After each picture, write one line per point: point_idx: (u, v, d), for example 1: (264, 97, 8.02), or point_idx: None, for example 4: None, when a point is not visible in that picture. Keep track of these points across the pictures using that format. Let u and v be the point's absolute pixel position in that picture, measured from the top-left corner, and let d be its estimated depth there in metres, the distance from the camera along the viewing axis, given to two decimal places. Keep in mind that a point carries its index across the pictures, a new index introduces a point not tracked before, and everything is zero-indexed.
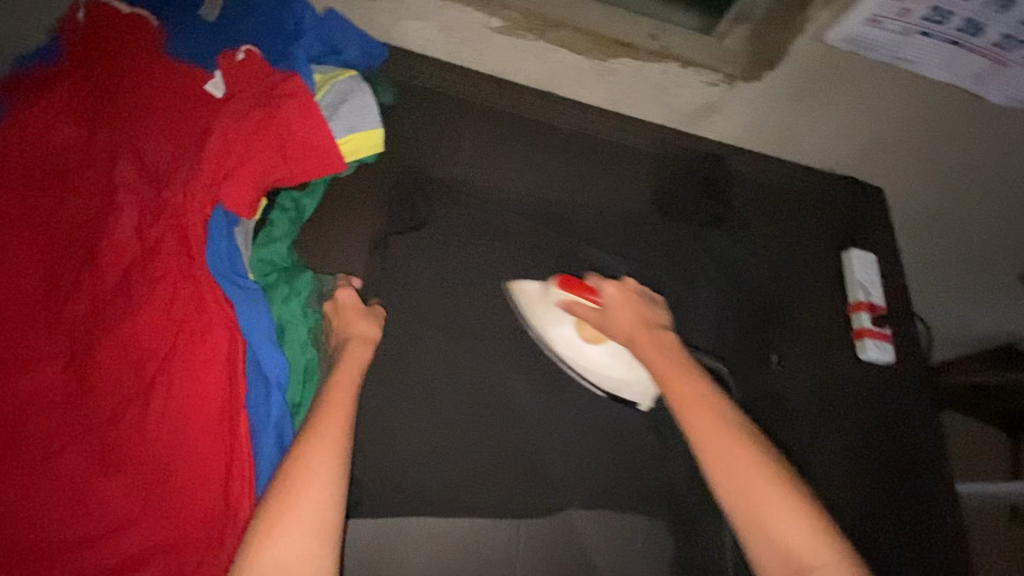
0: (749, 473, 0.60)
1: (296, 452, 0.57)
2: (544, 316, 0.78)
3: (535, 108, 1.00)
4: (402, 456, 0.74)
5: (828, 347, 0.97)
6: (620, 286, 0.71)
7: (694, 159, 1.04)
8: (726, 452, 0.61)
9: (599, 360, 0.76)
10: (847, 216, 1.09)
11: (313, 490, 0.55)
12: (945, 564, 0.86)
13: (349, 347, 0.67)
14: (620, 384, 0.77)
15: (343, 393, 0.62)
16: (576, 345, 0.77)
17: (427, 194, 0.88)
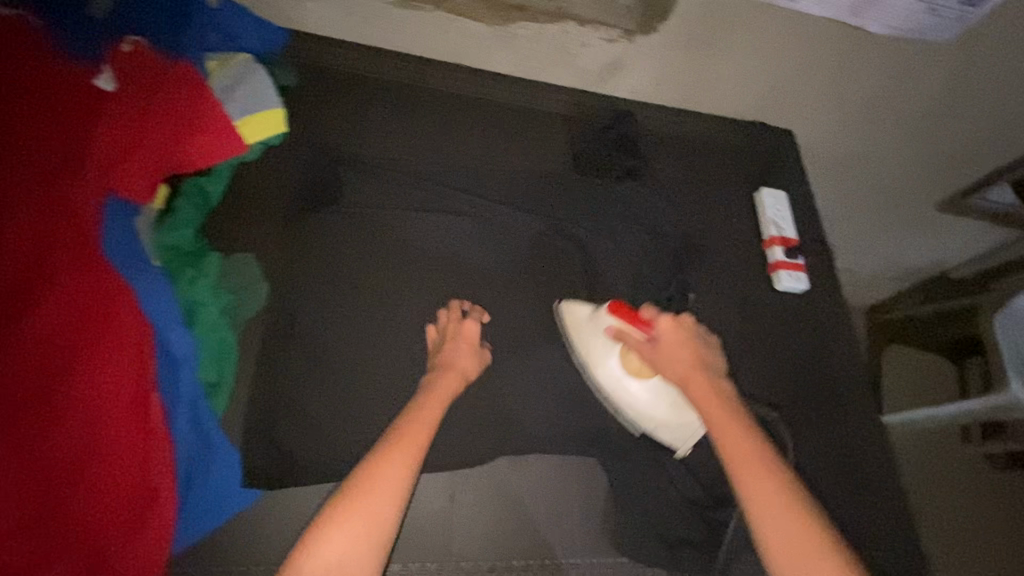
0: (769, 496, 0.67)
1: (369, 467, 0.65)
2: (590, 343, 0.80)
3: (445, 82, 1.01)
4: (333, 426, 0.73)
5: (749, 283, 1.00)
6: (676, 324, 0.79)
7: (606, 116, 1.06)
8: (752, 477, 0.68)
9: (645, 396, 0.78)
10: (758, 157, 1.14)
11: (382, 494, 0.64)
12: (869, 464, 0.93)
13: (440, 377, 0.74)
14: (658, 422, 0.78)
15: (427, 414, 0.70)
16: (623, 378, 0.78)
17: (335, 174, 0.87)
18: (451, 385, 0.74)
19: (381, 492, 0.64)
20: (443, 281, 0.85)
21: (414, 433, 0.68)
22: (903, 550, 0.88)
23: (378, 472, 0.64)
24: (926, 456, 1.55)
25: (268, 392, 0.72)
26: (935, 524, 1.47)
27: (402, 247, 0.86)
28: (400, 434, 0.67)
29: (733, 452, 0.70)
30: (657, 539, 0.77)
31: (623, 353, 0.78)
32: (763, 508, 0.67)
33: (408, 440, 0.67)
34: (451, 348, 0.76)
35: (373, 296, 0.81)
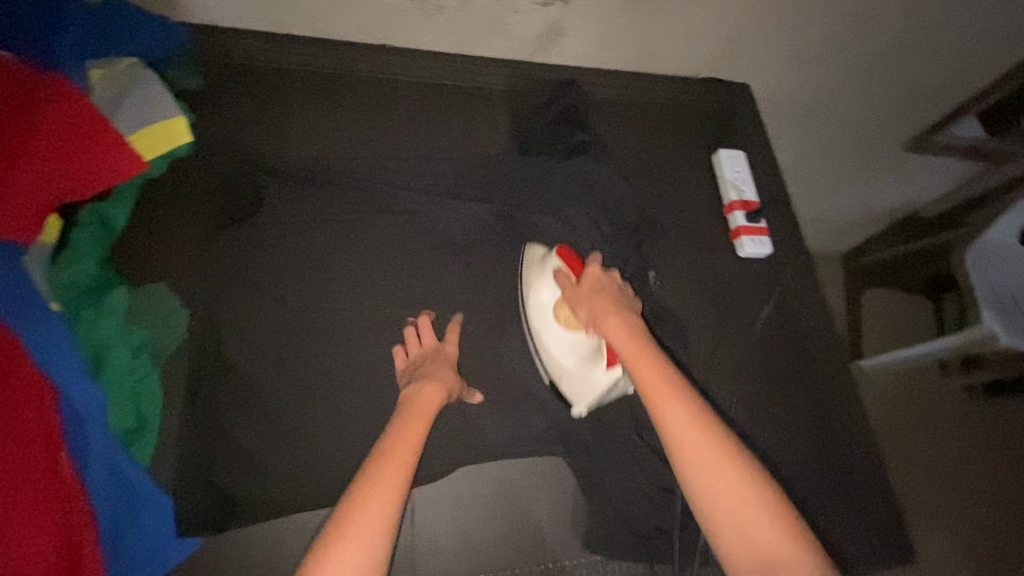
0: (706, 456, 0.60)
1: (357, 493, 0.59)
2: (531, 279, 0.78)
3: (370, 67, 0.93)
4: (280, 454, 0.70)
5: (710, 251, 0.96)
6: (603, 273, 0.73)
7: (548, 88, 0.99)
8: (684, 434, 0.61)
9: (560, 344, 0.75)
10: (715, 115, 1.08)
11: (372, 516, 0.58)
12: (838, 422, 0.92)
13: (426, 387, 0.69)
14: (561, 371, 0.75)
15: (414, 430, 0.65)
16: (548, 318, 0.76)
17: (256, 185, 0.80)
18: (433, 399, 0.69)
19: (365, 520, 0.58)
20: (384, 288, 0.79)
21: (396, 456, 0.62)
22: (872, 500, 0.90)
23: (362, 501, 0.59)
24: (909, 398, 1.55)
25: (203, 427, 0.69)
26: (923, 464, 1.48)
27: (334, 255, 0.79)
28: (382, 458, 0.62)
29: (661, 408, 0.63)
30: (636, 535, 0.74)
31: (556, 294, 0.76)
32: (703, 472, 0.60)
33: (390, 462, 0.62)
34: (431, 366, 0.71)
35: (311, 310, 0.75)
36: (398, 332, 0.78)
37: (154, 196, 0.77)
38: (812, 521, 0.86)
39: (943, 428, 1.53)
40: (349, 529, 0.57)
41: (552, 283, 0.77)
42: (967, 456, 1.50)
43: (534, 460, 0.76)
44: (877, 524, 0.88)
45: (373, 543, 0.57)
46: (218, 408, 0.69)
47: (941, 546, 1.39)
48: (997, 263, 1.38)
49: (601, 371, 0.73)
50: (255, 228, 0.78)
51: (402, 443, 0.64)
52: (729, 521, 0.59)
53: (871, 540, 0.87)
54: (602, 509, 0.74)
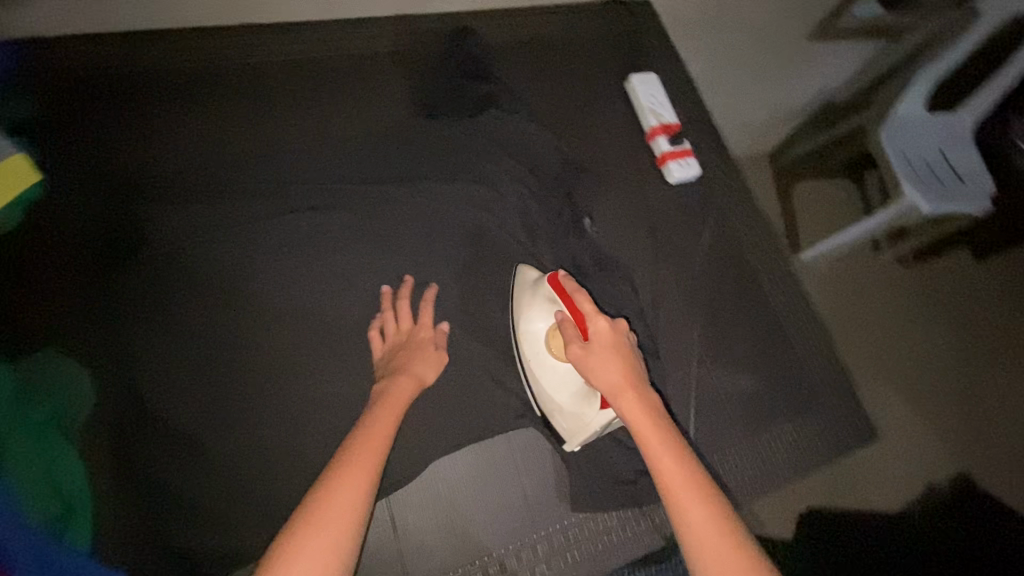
0: (705, 530, 0.52)
1: (325, 482, 0.54)
2: (528, 308, 0.73)
3: (237, 55, 0.83)
4: (238, 493, 0.66)
5: (640, 184, 0.94)
6: (611, 326, 0.65)
7: (440, 43, 0.91)
8: (683, 496, 0.54)
9: (552, 378, 0.70)
10: (621, 39, 1.03)
11: (344, 505, 0.52)
12: (789, 327, 0.95)
13: (400, 378, 0.67)
14: (553, 407, 0.71)
15: (386, 421, 0.62)
16: (541, 351, 0.71)
17: (136, 214, 0.72)
18: (408, 391, 0.66)
19: (338, 505, 0.52)
20: (311, 297, 0.74)
21: (370, 443, 0.58)
22: (831, 393, 0.94)
23: (334, 488, 0.53)
24: (849, 281, 1.63)
25: (141, 490, 0.64)
26: (870, 339, 1.58)
27: (245, 274, 0.73)
28: (355, 445, 0.58)
29: (659, 469, 0.56)
30: (623, 485, 0.74)
31: (552, 331, 0.71)
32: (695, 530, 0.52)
33: (365, 449, 0.58)
34: (408, 356, 0.70)
35: (235, 338, 0.71)
36: (334, 341, 0.73)
37: (19, 249, 0.69)
38: (779, 426, 0.89)
39: (882, 301, 1.62)
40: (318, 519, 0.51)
41: (545, 313, 0.72)
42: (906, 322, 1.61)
43: (504, 435, 0.74)
44: (837, 412, 0.93)
45: (346, 532, 0.51)
46: (154, 464, 0.65)
47: (897, 410, 1.49)
48: (908, 132, 1.45)
49: (594, 412, 0.67)
50: (144, 264, 0.71)
51: (377, 428, 0.60)
52: None
53: (835, 428, 0.92)
54: (585, 467, 0.74)
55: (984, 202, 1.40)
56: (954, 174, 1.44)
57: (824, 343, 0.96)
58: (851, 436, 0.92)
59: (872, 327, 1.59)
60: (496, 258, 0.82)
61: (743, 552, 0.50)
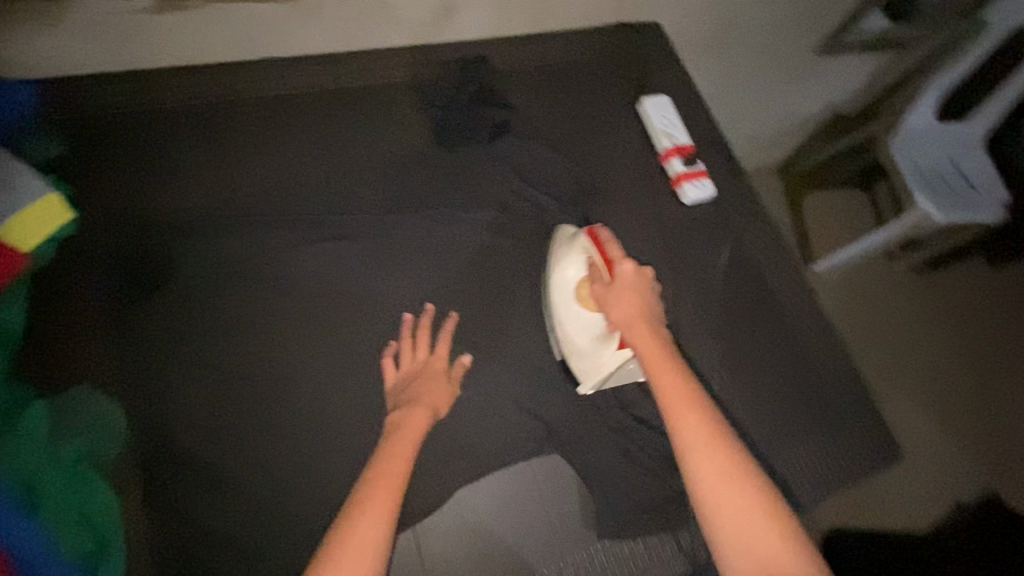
0: (717, 478, 0.58)
1: (347, 515, 0.57)
2: (559, 257, 0.80)
3: (258, 88, 0.85)
4: (266, 525, 0.66)
5: (656, 205, 0.94)
6: (638, 273, 0.75)
7: (455, 71, 0.93)
8: (696, 444, 0.60)
9: (574, 322, 0.76)
10: (632, 61, 1.04)
11: (371, 531, 0.56)
12: (809, 345, 0.95)
13: (411, 413, 0.68)
14: (571, 349, 0.76)
15: (404, 448, 0.65)
16: (568, 297, 0.77)
17: (163, 250, 0.74)
18: (422, 422, 0.68)
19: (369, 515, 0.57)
20: (333, 325, 0.76)
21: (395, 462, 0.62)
22: (855, 412, 0.93)
23: (364, 508, 0.58)
24: (862, 293, 1.63)
25: (172, 525, 0.65)
26: (886, 351, 1.57)
27: (270, 305, 0.75)
28: (377, 471, 0.61)
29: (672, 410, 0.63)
30: (646, 511, 0.74)
31: (583, 277, 0.77)
32: (710, 485, 0.58)
33: (392, 463, 0.62)
34: (422, 386, 0.71)
35: (262, 368, 0.72)
36: (358, 369, 0.74)
37: (50, 286, 0.71)
38: (803, 446, 0.88)
39: (899, 313, 1.61)
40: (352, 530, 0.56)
41: (576, 262, 0.78)
42: (923, 333, 1.60)
43: (528, 463, 0.74)
44: (862, 430, 0.92)
45: (371, 557, 0.55)
46: (184, 499, 0.66)
47: (918, 424, 1.48)
48: (915, 144, 1.47)
49: (611, 351, 0.75)
50: (173, 301, 0.73)
51: (397, 449, 0.64)
52: (738, 538, 0.56)
53: (860, 447, 0.90)
54: (608, 492, 0.74)
55: (996, 212, 1.41)
56: (965, 184, 1.45)
57: (845, 360, 0.96)
58: (877, 455, 0.91)
59: (888, 339, 1.58)
60: (514, 283, 0.83)
61: (752, 501, 0.57)
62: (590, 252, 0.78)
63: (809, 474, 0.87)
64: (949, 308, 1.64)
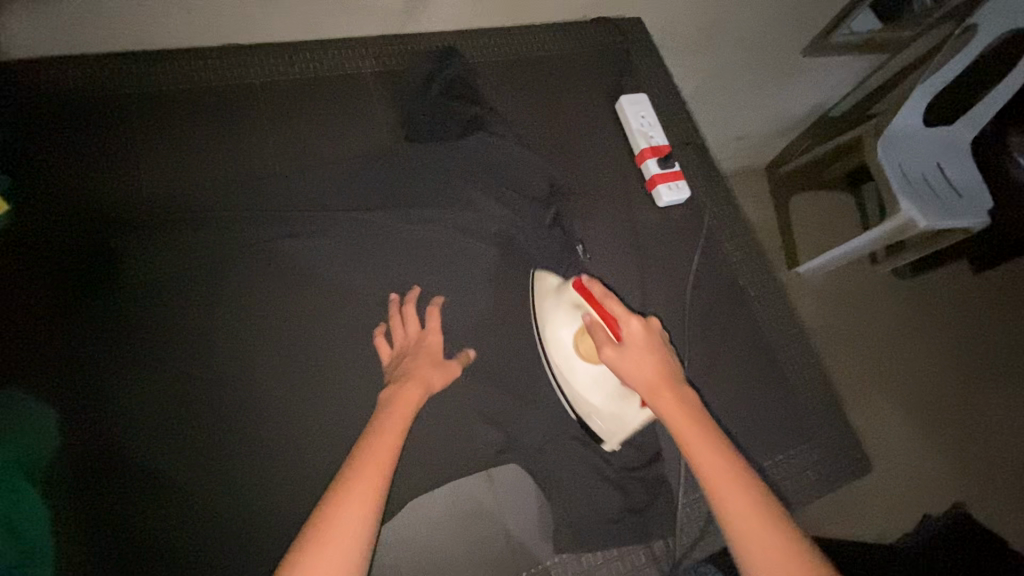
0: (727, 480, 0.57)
1: (334, 489, 0.55)
2: (553, 313, 0.73)
3: (217, 76, 0.82)
4: (210, 529, 0.65)
5: (631, 207, 0.92)
6: (645, 326, 0.67)
7: (425, 63, 0.90)
8: (706, 454, 0.59)
9: (584, 382, 0.70)
10: (611, 58, 1.01)
11: (358, 507, 0.54)
12: (782, 354, 0.93)
13: (401, 388, 0.66)
14: (589, 411, 0.70)
15: (391, 427, 0.62)
16: (571, 358, 0.71)
17: (109, 244, 0.71)
18: (416, 393, 0.66)
19: (355, 502, 0.54)
20: (289, 327, 0.73)
21: (383, 447, 0.60)
22: (826, 422, 0.91)
23: (352, 483, 0.56)
24: (831, 299, 1.68)
25: (109, 531, 0.62)
26: (851, 357, 1.62)
27: (220, 307, 0.72)
28: (369, 445, 0.60)
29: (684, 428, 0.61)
30: (609, 525, 0.71)
31: (581, 336, 0.70)
32: (717, 483, 0.57)
33: (379, 448, 0.60)
34: (414, 360, 0.70)
35: (209, 372, 0.70)
36: (312, 373, 0.72)
37: None
38: (774, 458, 0.87)
39: (864, 319, 1.67)
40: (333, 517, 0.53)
41: (569, 317, 0.71)
42: (887, 340, 1.65)
43: (485, 472, 0.72)
44: (832, 442, 0.90)
45: (355, 538, 0.53)
46: (123, 505, 0.63)
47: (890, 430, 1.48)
48: (903, 147, 1.45)
49: (633, 410, 0.68)
50: (115, 298, 0.69)
51: (393, 423, 0.63)
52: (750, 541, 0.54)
53: (829, 460, 0.89)
54: (568, 504, 0.71)
55: (983, 217, 1.39)
56: (949, 189, 1.45)
57: (817, 370, 0.94)
58: (846, 469, 0.89)
59: (853, 344, 1.64)
60: (480, 286, 0.81)
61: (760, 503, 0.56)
62: (583, 307, 0.70)
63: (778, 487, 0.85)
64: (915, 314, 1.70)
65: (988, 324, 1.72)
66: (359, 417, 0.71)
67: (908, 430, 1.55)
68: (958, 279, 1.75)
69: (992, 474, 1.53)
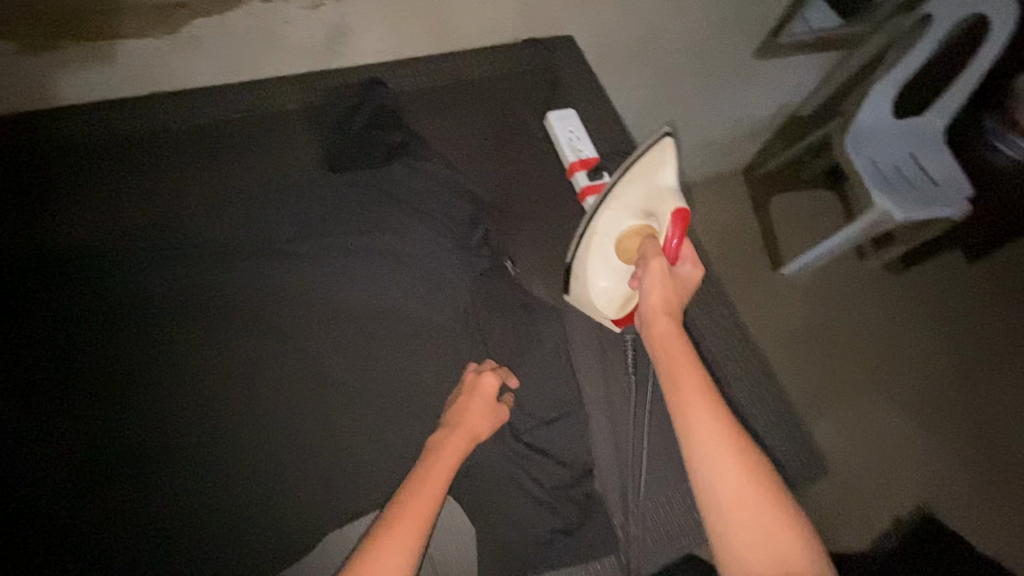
0: (713, 447, 0.54)
1: (367, 550, 0.55)
2: (632, 198, 0.70)
3: (145, 122, 0.87)
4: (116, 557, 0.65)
5: (562, 220, 0.92)
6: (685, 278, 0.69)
7: (351, 93, 0.92)
8: (696, 414, 0.56)
9: (600, 255, 0.71)
10: (540, 76, 1.02)
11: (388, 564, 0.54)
12: (728, 357, 0.91)
13: (447, 436, 0.67)
14: (583, 274, 0.73)
15: (432, 481, 0.62)
16: (610, 229, 0.71)
17: (26, 284, 0.74)
18: (458, 447, 0.66)
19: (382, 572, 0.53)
20: (211, 360, 0.74)
21: (421, 499, 0.59)
22: (777, 426, 0.88)
23: (390, 536, 0.56)
24: (811, 300, 1.64)
25: (19, 556, 0.64)
26: (836, 357, 1.57)
27: (137, 345, 0.73)
28: (408, 499, 0.59)
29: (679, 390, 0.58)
30: (536, 545, 0.69)
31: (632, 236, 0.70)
32: (700, 442, 0.54)
33: (413, 510, 0.59)
34: (466, 405, 0.70)
35: (125, 409, 0.71)
36: (233, 405, 0.73)
37: None
38: None
39: (848, 317, 1.62)
40: None
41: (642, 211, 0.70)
42: (873, 337, 1.60)
43: None
44: (786, 448, 0.87)
45: None
46: (31, 530, 0.65)
47: (849, 435, 1.46)
48: (874, 141, 1.44)
49: (610, 306, 0.74)
50: (34, 341, 0.72)
51: (432, 474, 0.62)
52: (724, 510, 0.52)
53: (783, 466, 0.86)
54: (498, 527, 0.69)
55: (962, 205, 1.36)
56: (927, 179, 1.41)
57: (765, 374, 0.92)
58: (802, 476, 0.86)
59: (837, 343, 1.59)
60: (406, 308, 0.80)
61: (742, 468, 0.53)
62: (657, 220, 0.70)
63: None
64: (901, 309, 1.65)
65: (975, 314, 1.66)
66: (284, 447, 0.72)
67: (900, 427, 1.49)
68: (940, 270, 1.71)
69: (989, 470, 1.46)
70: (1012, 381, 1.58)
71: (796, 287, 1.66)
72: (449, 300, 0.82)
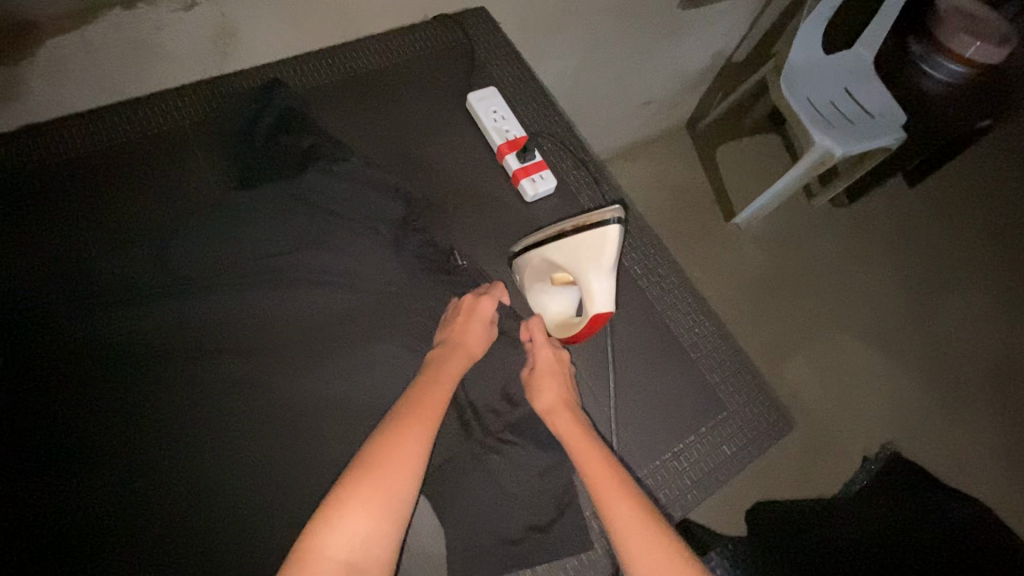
0: (623, 516, 0.62)
1: (394, 422, 0.63)
2: (572, 254, 0.73)
3: (28, 152, 0.78)
4: None
5: (500, 207, 0.87)
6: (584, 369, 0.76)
7: (253, 97, 0.84)
8: (607, 491, 0.64)
9: (539, 278, 0.78)
10: (457, 54, 0.96)
11: (415, 434, 0.62)
12: (687, 324, 0.89)
13: (450, 340, 0.73)
14: (524, 280, 0.81)
15: (443, 376, 0.69)
16: (551, 266, 0.76)
17: None
18: (461, 358, 0.72)
19: (412, 436, 0.62)
20: (136, 410, 0.67)
21: (437, 389, 0.67)
22: (741, 387, 0.87)
23: (411, 417, 0.63)
24: (766, 247, 1.65)
25: None
26: (797, 300, 1.59)
27: (45, 402, 0.66)
28: (423, 389, 0.67)
29: (592, 476, 0.66)
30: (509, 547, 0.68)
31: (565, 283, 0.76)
32: (614, 511, 0.63)
33: (430, 397, 0.66)
34: (464, 316, 0.75)
35: (46, 467, 0.64)
36: (167, 450, 0.67)
37: None
38: (692, 437, 0.82)
39: (802, 258, 1.64)
40: (385, 451, 0.60)
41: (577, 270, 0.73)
42: (828, 275, 1.63)
43: None
44: (753, 410, 0.86)
45: (414, 458, 0.61)
46: None
47: (814, 375, 1.50)
48: (809, 80, 1.43)
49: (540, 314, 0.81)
50: None
51: (445, 372, 0.70)
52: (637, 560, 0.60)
53: (750, 426, 0.85)
54: (468, 536, 0.67)
55: (898, 131, 1.37)
56: (863, 112, 1.41)
57: (725, 337, 0.90)
58: (772, 434, 0.85)
59: (796, 286, 1.61)
60: (343, 323, 0.75)
61: (651, 525, 0.62)
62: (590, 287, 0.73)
63: (700, 465, 0.81)
64: (853, 244, 1.67)
65: (922, 239, 1.70)
66: (233, 492, 0.67)
67: (860, 359, 1.53)
68: (883, 201, 1.73)
69: (945, 388, 1.52)
70: (960, 299, 1.64)
71: (749, 236, 1.66)
72: (385, 309, 0.77)
